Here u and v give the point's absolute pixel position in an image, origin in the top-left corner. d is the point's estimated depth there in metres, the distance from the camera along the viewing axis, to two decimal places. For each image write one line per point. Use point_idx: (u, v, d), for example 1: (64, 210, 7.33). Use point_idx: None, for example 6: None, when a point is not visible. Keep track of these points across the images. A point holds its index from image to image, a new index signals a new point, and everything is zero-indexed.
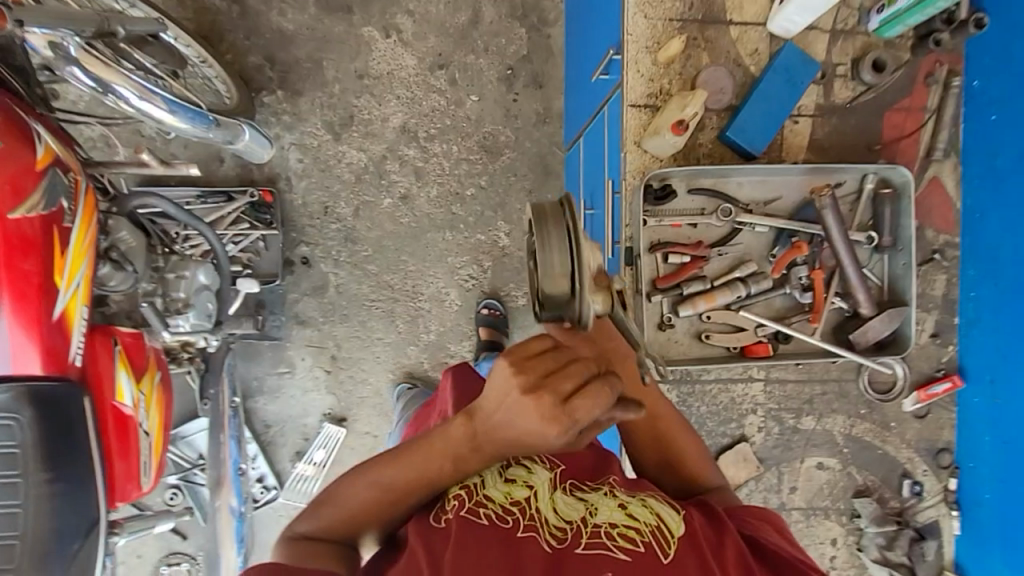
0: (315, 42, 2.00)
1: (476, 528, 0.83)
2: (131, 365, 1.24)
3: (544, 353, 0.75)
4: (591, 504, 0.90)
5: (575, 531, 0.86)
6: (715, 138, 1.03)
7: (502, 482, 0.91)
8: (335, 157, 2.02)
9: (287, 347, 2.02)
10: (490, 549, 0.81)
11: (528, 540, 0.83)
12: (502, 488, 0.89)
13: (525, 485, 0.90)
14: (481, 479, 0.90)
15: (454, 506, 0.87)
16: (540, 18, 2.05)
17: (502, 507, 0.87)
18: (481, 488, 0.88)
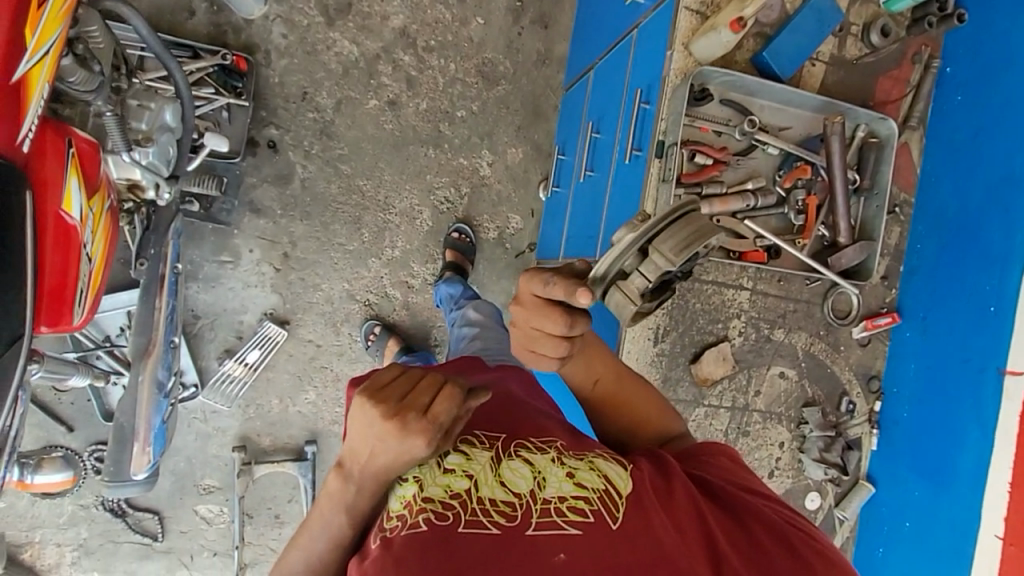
0: None
1: (411, 543, 0.61)
2: (82, 174, 1.08)
3: (391, 379, 0.70)
4: (540, 475, 0.71)
5: (525, 511, 0.67)
6: (749, 59, 1.11)
7: (439, 471, 0.69)
8: (324, 43, 1.88)
9: (233, 235, 1.85)
10: (427, 562, 0.60)
11: (473, 536, 0.63)
12: (437, 482, 0.68)
13: (464, 475, 0.69)
14: (417, 483, 0.67)
15: (394, 525, 0.64)
16: None
17: (441, 503, 0.66)
18: (418, 494, 0.66)
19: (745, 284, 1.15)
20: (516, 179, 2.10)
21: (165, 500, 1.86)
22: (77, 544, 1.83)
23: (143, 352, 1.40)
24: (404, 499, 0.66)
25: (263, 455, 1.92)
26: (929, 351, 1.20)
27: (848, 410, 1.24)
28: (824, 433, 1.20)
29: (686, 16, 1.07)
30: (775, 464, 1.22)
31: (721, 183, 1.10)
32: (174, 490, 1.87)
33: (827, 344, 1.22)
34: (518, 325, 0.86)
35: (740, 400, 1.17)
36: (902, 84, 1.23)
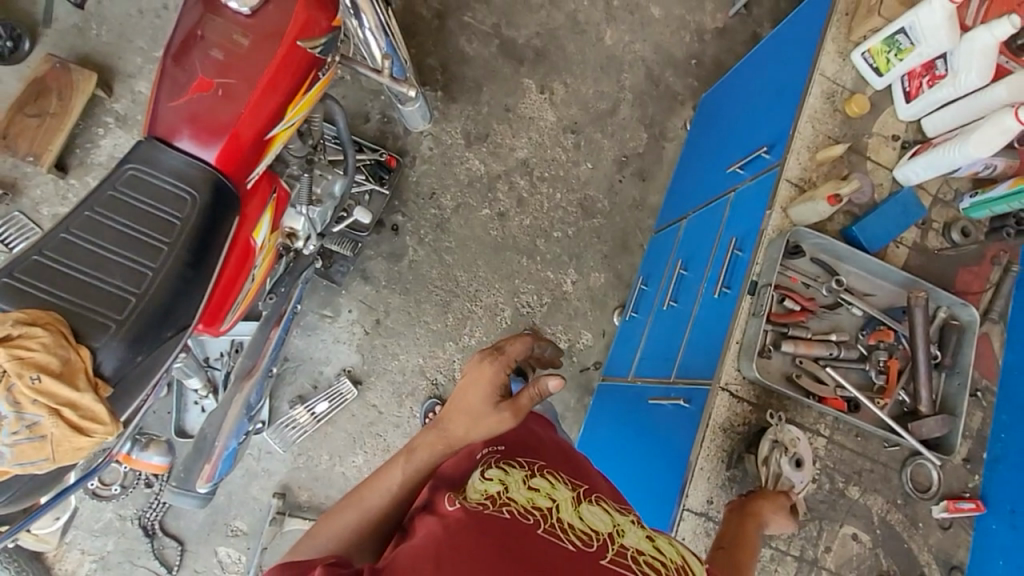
0: (485, 70, 2.36)
1: (495, 520, 0.72)
2: (274, 214, 1.33)
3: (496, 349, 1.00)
4: (617, 524, 0.80)
5: (602, 543, 0.74)
6: (838, 230, 1.28)
7: (524, 486, 0.81)
8: (459, 159, 2.27)
9: (340, 294, 2.08)
10: (507, 541, 0.69)
11: (550, 540, 0.71)
12: (524, 492, 0.79)
13: (548, 496, 0.79)
14: (503, 484, 0.80)
15: (478, 506, 0.74)
16: (661, 132, 2.46)
17: (524, 507, 0.76)
18: (503, 491, 0.78)
19: (821, 431, 1.18)
20: (595, 300, 2.27)
21: (194, 532, 1.85)
22: (98, 557, 1.80)
23: (246, 372, 1.54)
24: (489, 492, 0.78)
25: (298, 509, 1.92)
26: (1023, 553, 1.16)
27: None
28: None
29: (786, 187, 1.30)
30: None
31: (807, 329, 1.20)
32: (206, 524, 1.86)
33: (904, 516, 1.20)
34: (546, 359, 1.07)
35: (809, 551, 1.14)
36: (982, 280, 1.34)
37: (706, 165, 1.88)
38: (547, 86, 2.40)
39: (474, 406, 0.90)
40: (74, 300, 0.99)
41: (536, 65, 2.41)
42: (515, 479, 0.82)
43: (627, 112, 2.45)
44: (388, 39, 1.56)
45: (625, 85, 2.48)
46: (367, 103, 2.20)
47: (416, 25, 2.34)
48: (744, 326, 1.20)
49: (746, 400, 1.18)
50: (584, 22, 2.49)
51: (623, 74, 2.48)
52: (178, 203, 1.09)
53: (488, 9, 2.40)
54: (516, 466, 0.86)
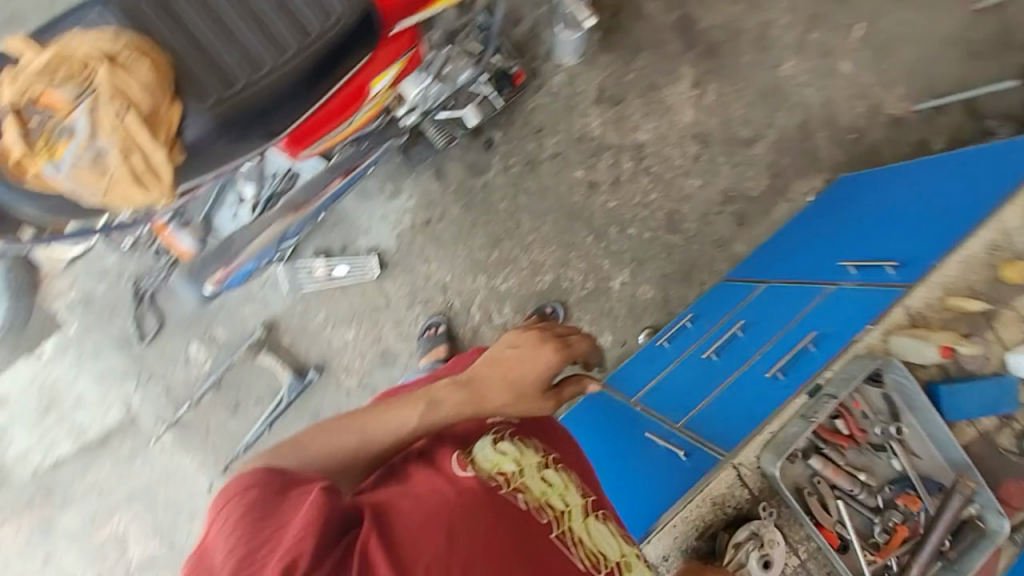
0: (652, 36, 2.19)
1: (507, 506, 0.79)
2: (400, 71, 1.24)
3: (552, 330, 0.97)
4: (613, 536, 0.86)
5: (598, 562, 0.82)
6: (925, 380, 1.19)
7: (539, 474, 0.86)
8: (582, 110, 2.14)
9: (407, 177, 2.01)
10: (510, 532, 0.77)
11: (553, 546, 0.79)
12: (540, 486, 0.85)
13: (561, 498, 0.85)
14: (519, 468, 0.86)
15: (494, 486, 0.82)
16: (782, 188, 2.31)
17: (537, 504, 0.82)
18: (518, 477, 0.84)
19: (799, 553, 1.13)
20: (632, 310, 2.19)
21: (177, 319, 1.88)
22: (86, 294, 1.84)
23: (295, 207, 1.51)
24: (506, 474, 0.84)
25: (275, 348, 1.93)
26: None
27: None
28: None
29: (899, 312, 1.20)
30: None
31: (842, 455, 1.14)
32: (190, 318, 1.88)
33: None
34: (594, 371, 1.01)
35: None
36: None
37: (813, 245, 1.76)
38: (700, 84, 2.24)
39: (513, 372, 0.90)
40: (192, 57, 0.95)
41: (703, 58, 2.23)
42: (531, 463, 0.87)
43: (761, 151, 2.29)
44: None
45: (775, 124, 2.30)
46: (525, 9, 2.05)
47: None
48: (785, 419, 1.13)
49: (748, 488, 1.11)
50: (772, 40, 2.29)
51: (780, 112, 2.30)
52: (322, 12, 1.00)
53: None
54: (532, 446, 0.91)
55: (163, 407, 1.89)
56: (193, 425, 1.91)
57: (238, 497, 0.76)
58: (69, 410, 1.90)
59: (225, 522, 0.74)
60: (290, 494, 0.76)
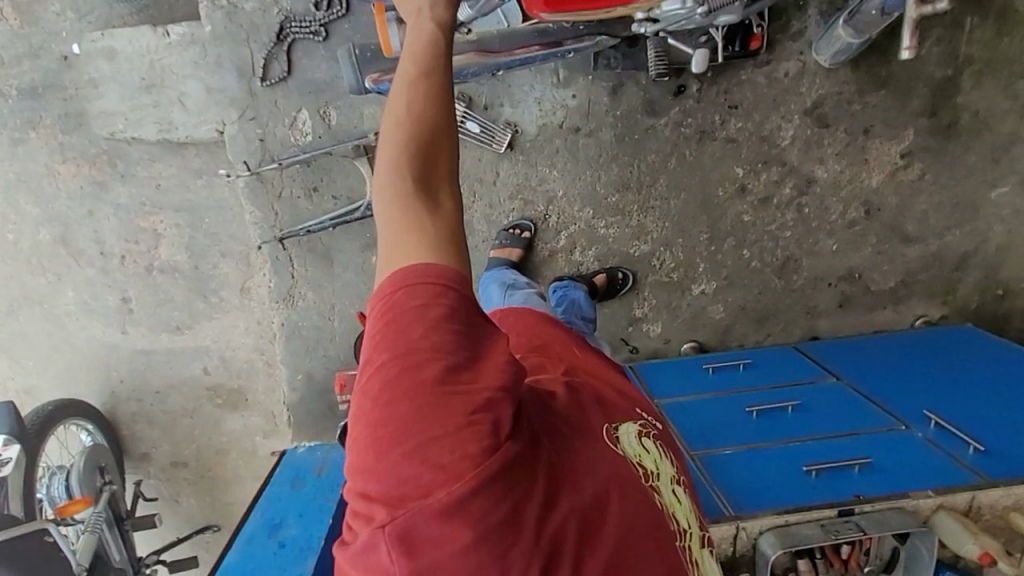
0: (904, 79, 1.92)
1: (647, 499, 0.75)
2: None
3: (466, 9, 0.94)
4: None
5: None
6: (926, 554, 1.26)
7: (672, 488, 0.84)
8: (786, 112, 1.92)
9: (585, 74, 1.84)
10: (654, 523, 0.74)
11: (679, 559, 0.76)
12: (670, 496, 0.82)
13: (686, 519, 0.83)
14: (657, 470, 0.83)
15: (639, 471, 0.80)
16: (902, 299, 2.18)
17: (668, 512, 0.80)
18: (656, 478, 0.82)
19: None
20: (694, 322, 2.17)
21: (303, 78, 1.78)
22: (234, 3, 1.72)
23: (485, 51, 1.40)
24: (644, 464, 0.82)
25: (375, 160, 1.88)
26: None
27: None
28: None
29: (966, 498, 1.27)
30: None
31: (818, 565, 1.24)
32: (315, 85, 1.79)
33: None
34: None
35: None
36: None
37: (896, 373, 1.73)
38: (910, 157, 2.01)
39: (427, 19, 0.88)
40: None
41: (934, 131, 1.98)
42: (667, 475, 0.85)
43: (911, 255, 2.13)
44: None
45: (943, 239, 2.12)
46: None
47: None
48: None
49: (731, 545, 1.24)
50: (1009, 156, 2.03)
51: (958, 229, 2.11)
52: None
53: (987, 37, 1.89)
54: (668, 459, 0.89)
55: (251, 152, 1.86)
56: (268, 183, 1.90)
57: (432, 289, 0.69)
58: (166, 101, 1.85)
59: (418, 310, 0.68)
60: (483, 328, 0.73)
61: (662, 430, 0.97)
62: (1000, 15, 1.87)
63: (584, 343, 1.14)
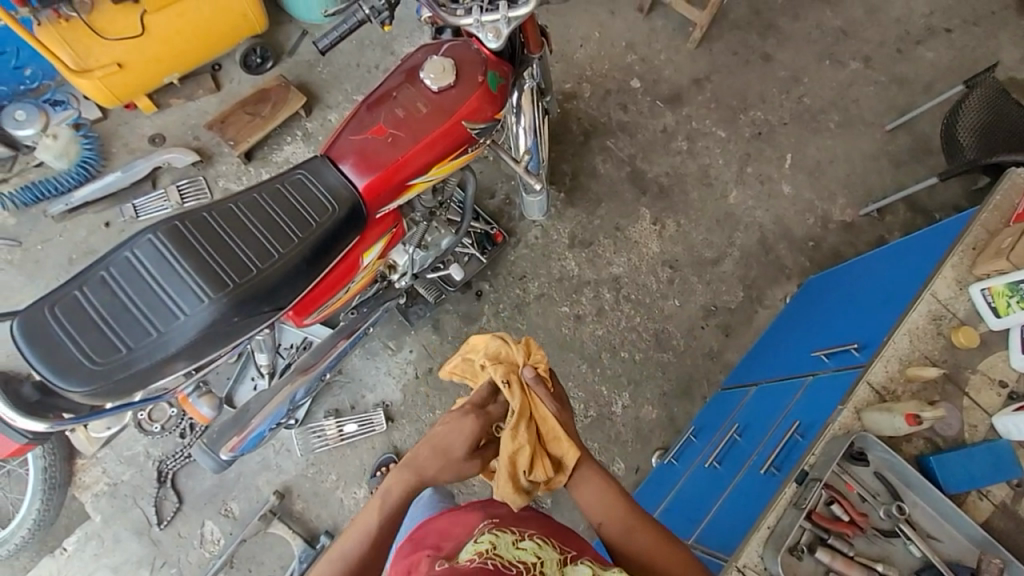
0: (610, 189, 2.57)
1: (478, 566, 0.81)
2: (386, 246, 1.51)
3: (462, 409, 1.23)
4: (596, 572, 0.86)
5: None
6: (914, 455, 1.20)
7: (512, 547, 0.89)
8: (558, 255, 2.42)
9: (407, 333, 2.20)
10: None
11: None
12: (511, 550, 0.87)
13: (534, 552, 0.87)
14: (491, 543, 0.89)
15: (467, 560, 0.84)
16: (758, 296, 2.47)
17: (509, 561, 0.84)
18: (490, 548, 0.87)
19: None
20: (638, 433, 2.23)
21: (195, 496, 1.94)
22: (113, 482, 1.93)
23: (304, 369, 1.69)
24: (474, 550, 0.87)
25: (288, 515, 1.95)
26: None
27: None
28: None
29: (866, 388, 1.25)
30: None
31: (851, 545, 1.09)
32: (208, 493, 1.94)
33: None
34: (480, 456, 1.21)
35: None
36: None
37: (792, 343, 1.83)
38: (660, 220, 2.55)
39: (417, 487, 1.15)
40: (213, 254, 1.15)
41: (657, 199, 2.58)
42: (504, 540, 0.90)
43: (729, 267, 2.50)
44: (535, 138, 1.78)
45: (735, 243, 2.55)
46: (499, 184, 2.46)
47: (565, 136, 2.65)
48: (781, 514, 1.12)
49: None
50: (714, 177, 2.66)
51: (736, 231, 2.57)
52: (322, 208, 1.27)
53: (630, 141, 2.67)
54: (505, 531, 0.95)
55: None
56: None
57: None
58: None
59: None
60: None
61: (500, 519, 1.02)
62: (625, 129, 2.69)
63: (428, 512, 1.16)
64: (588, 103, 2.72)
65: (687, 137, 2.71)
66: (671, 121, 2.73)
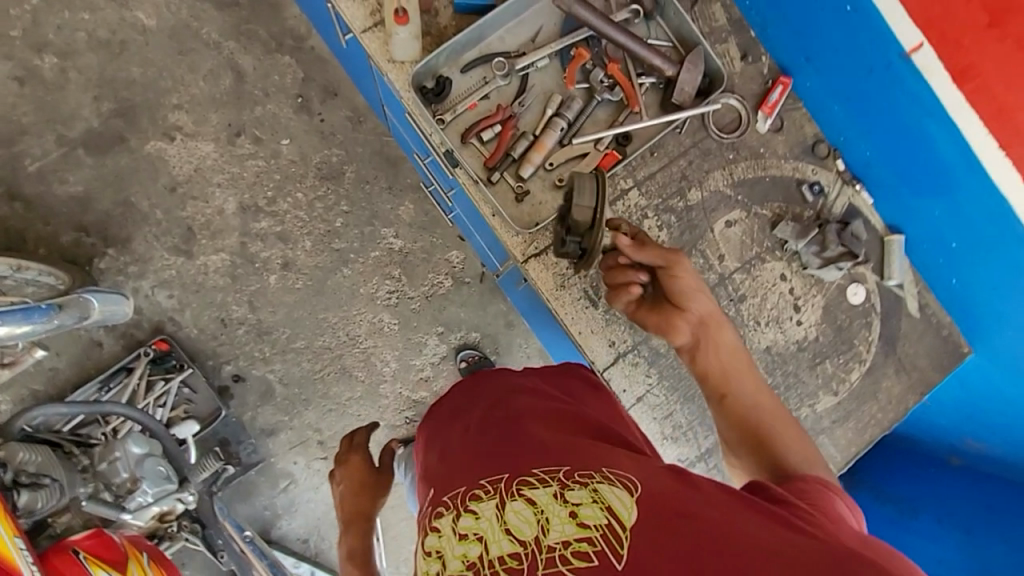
0: (111, 185, 1.91)
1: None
2: (106, 561, 1.18)
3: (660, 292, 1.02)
4: (599, 496, 0.66)
5: (532, 564, 0.63)
6: (453, 14, 1.02)
7: (455, 527, 0.69)
8: (200, 272, 1.94)
9: (274, 463, 1.97)
10: None
11: None
12: (455, 553, 0.67)
13: (474, 535, 0.67)
14: (436, 552, 0.69)
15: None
16: (294, 37, 1.97)
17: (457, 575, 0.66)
18: (439, 571, 0.67)
19: (626, 187, 1.07)
20: (426, 226, 2.07)
21: None
22: None
23: None
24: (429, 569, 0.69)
25: None
26: (848, 95, 1.04)
27: (816, 194, 1.11)
28: (809, 237, 1.08)
29: (369, 38, 1.00)
30: (792, 299, 1.10)
31: (526, 134, 1.03)
32: None
33: (747, 161, 1.10)
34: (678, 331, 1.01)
35: (710, 277, 1.08)
36: None
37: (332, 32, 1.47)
38: (169, 128, 1.93)
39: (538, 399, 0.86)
40: None
41: (135, 124, 1.92)
42: (446, 528, 0.70)
43: (250, 60, 1.96)
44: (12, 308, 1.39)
45: (218, 39, 1.95)
46: (81, 332, 1.86)
47: (12, 226, 1.86)
48: (483, 196, 1.01)
49: (551, 244, 1.05)
50: (113, 35, 1.91)
51: (199, 30, 1.94)
52: None
53: (33, 135, 1.88)
54: (442, 513, 0.72)
55: None
56: None
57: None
58: None
59: None
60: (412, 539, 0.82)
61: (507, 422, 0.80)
62: (10, 137, 1.87)
63: (503, 411, 0.83)
64: None
65: (37, 49, 1.88)
66: (5, 64, 1.86)
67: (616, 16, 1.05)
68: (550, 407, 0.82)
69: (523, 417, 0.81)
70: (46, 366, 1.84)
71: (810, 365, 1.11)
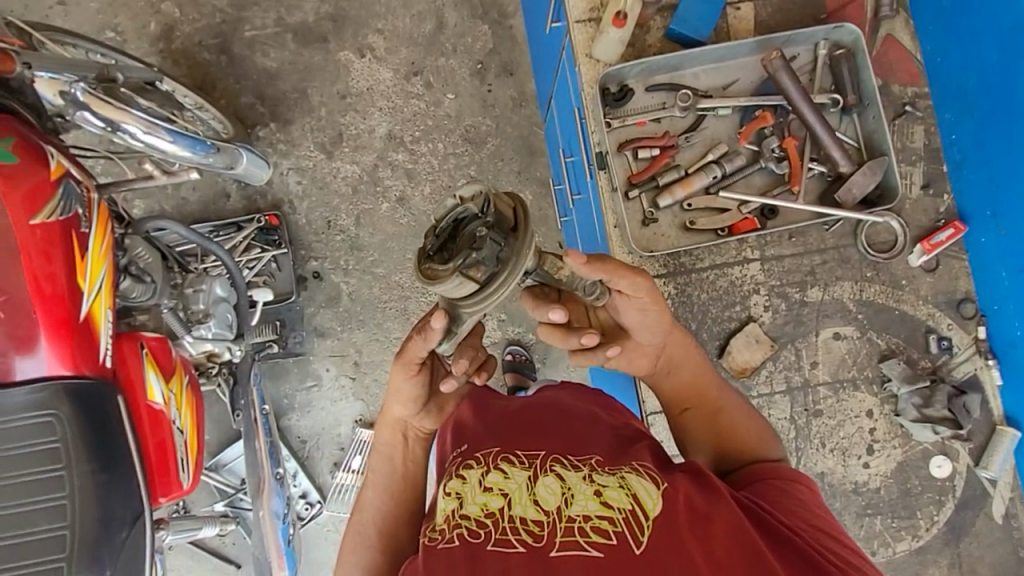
0: (298, 73, 2.14)
1: (449, 554, 0.71)
2: (158, 367, 1.29)
3: (672, 365, 0.97)
4: (625, 483, 0.75)
5: (550, 530, 0.70)
6: (662, 36, 1.07)
7: (480, 485, 0.78)
8: (331, 173, 2.13)
9: (311, 361, 2.10)
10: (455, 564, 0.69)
11: (500, 552, 0.69)
12: (476, 501, 0.76)
13: (499, 494, 0.76)
14: (457, 500, 0.77)
15: (435, 536, 0.74)
16: (499, 12, 2.13)
17: (476, 521, 0.74)
18: (457, 509, 0.76)
19: (750, 256, 1.05)
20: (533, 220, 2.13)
21: None
22: None
23: (259, 488, 1.59)
24: (446, 513, 0.77)
25: None
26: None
27: (942, 349, 1.03)
28: (915, 386, 1.01)
29: (579, 28, 1.06)
30: (870, 439, 1.03)
31: (677, 167, 1.05)
32: None
33: (883, 284, 1.05)
34: (673, 372, 0.98)
35: (794, 378, 1.04)
36: None
37: (541, 16, 1.57)
38: (363, 46, 2.14)
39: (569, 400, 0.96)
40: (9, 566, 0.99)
41: (340, 33, 2.14)
42: (471, 483, 0.79)
43: (454, 16, 2.13)
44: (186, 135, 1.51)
45: None
46: (219, 180, 2.09)
47: (210, 73, 2.14)
48: (615, 206, 1.04)
49: (655, 275, 1.05)
50: None
51: None
52: (47, 427, 1.05)
53: (260, 8, 2.15)
54: (472, 465, 0.83)
55: None
56: None
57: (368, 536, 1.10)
58: None
59: None
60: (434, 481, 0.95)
61: (540, 415, 0.92)
62: (243, 4, 2.15)
63: (537, 404, 0.95)
64: (188, 18, 2.15)
65: None
66: None
67: (814, 97, 1.04)
68: (584, 405, 0.95)
69: (554, 414, 0.92)
70: (180, 195, 2.09)
71: (858, 513, 1.04)
